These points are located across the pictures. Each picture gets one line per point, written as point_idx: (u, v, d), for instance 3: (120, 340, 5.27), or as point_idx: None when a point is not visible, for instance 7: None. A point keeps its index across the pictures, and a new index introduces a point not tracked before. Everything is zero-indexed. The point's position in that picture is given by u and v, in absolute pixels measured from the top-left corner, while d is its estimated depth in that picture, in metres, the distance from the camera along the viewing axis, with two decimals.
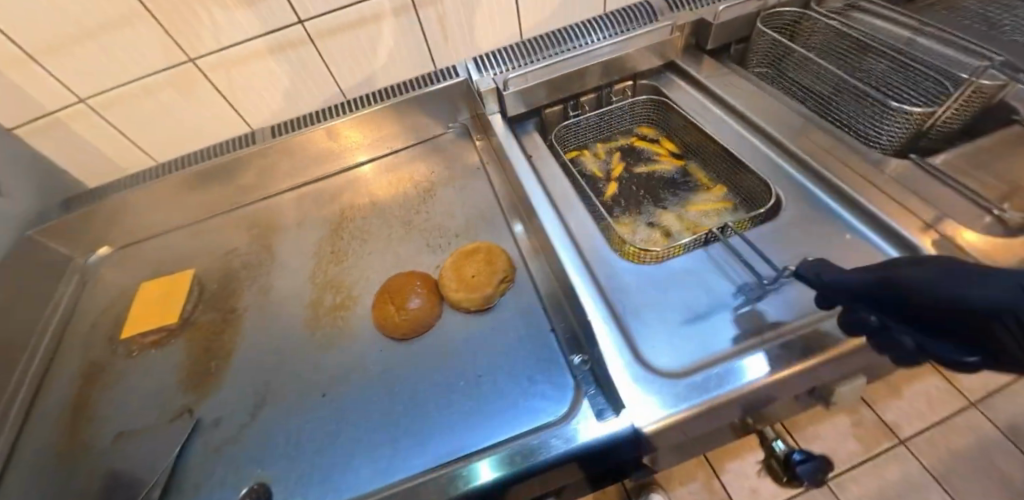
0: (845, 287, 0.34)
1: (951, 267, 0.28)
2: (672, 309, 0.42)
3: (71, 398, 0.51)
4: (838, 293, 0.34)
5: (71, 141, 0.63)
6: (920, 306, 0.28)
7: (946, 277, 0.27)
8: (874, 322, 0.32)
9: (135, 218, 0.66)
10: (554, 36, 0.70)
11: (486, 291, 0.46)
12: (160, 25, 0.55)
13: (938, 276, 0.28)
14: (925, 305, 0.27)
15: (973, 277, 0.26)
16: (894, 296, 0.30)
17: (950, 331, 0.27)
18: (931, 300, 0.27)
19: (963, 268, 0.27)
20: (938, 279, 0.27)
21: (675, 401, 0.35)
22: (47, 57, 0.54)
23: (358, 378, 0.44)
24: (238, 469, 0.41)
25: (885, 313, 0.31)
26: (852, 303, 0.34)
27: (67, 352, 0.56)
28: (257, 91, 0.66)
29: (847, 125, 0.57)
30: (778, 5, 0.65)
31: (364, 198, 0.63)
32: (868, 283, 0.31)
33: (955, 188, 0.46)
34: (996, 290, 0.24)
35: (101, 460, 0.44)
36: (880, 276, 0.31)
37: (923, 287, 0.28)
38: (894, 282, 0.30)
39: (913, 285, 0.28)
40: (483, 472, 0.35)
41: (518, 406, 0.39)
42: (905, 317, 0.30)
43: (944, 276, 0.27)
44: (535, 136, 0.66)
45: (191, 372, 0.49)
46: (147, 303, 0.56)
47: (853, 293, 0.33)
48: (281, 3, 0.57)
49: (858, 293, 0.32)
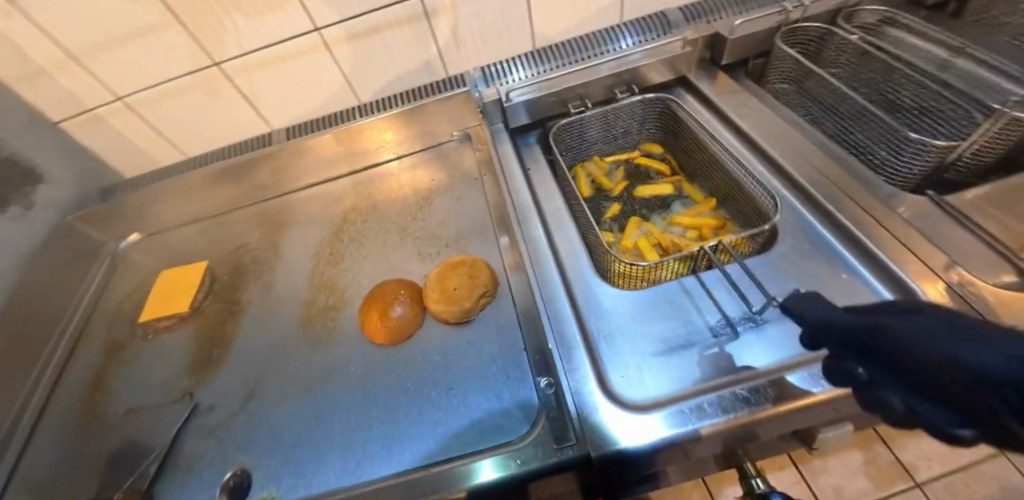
0: (831, 331, 0.30)
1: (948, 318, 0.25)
2: (650, 339, 0.42)
3: (93, 372, 0.56)
4: (823, 336, 0.30)
5: (109, 135, 0.69)
6: (910, 363, 0.24)
7: (938, 331, 0.24)
8: (861, 375, 0.28)
9: (162, 209, 0.71)
10: (565, 45, 0.69)
11: (466, 305, 0.48)
12: (188, 31, 0.59)
13: (931, 329, 0.24)
14: (915, 363, 0.24)
15: (966, 335, 0.22)
16: (881, 349, 0.26)
17: (942, 395, 0.23)
18: (923, 356, 0.24)
19: (959, 322, 0.24)
20: (931, 333, 0.24)
21: (684, 421, 0.35)
22: (88, 59, 0.59)
23: (340, 379, 0.47)
24: (225, 453, 0.44)
25: (872, 365, 0.27)
26: (837, 349, 0.30)
27: (95, 329, 0.61)
28: (277, 94, 0.70)
29: (865, 154, 0.53)
30: (801, 20, 0.62)
31: (367, 202, 0.66)
32: (856, 330, 0.28)
33: (973, 232, 0.43)
34: (991, 356, 0.20)
35: (111, 433, 0.49)
36: (868, 323, 0.27)
37: (915, 339, 0.24)
38: (884, 334, 0.26)
39: (905, 339, 0.25)
40: (484, 471, 0.36)
41: (482, 421, 0.41)
42: (891, 372, 0.26)
43: (936, 331, 0.24)
44: (536, 149, 0.67)
45: (195, 357, 0.53)
46: (164, 289, 0.61)
47: (839, 339, 0.29)
48: (298, 11, 0.60)
49: (846, 341, 0.29)
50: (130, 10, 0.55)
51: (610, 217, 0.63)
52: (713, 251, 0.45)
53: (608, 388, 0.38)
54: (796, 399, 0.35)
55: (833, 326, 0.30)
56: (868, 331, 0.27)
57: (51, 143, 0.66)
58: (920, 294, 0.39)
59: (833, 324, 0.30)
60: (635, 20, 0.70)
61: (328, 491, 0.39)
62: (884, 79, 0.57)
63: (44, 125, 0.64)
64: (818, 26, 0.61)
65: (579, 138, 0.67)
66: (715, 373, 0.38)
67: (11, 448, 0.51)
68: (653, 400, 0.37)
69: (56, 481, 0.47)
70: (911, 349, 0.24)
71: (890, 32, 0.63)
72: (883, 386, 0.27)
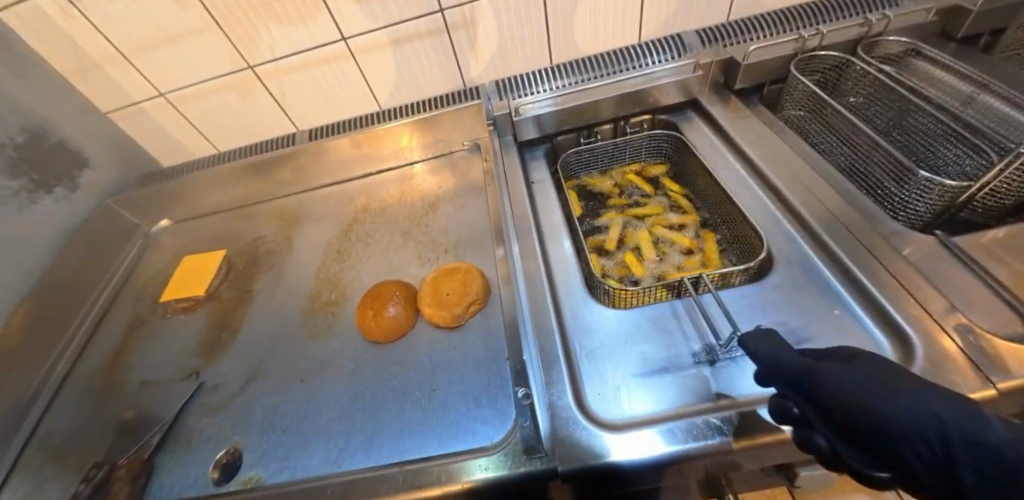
0: (782, 370, 0.32)
1: (869, 367, 0.30)
2: (630, 360, 0.42)
3: (115, 345, 0.61)
4: (773, 376, 0.32)
5: (151, 126, 0.75)
6: (849, 412, 0.28)
7: (865, 383, 0.29)
8: (797, 415, 0.31)
9: (191, 197, 0.76)
10: (579, 62, 0.71)
11: (456, 310, 0.49)
12: (227, 36, 0.64)
13: (861, 380, 0.29)
14: (853, 413, 0.28)
15: (891, 389, 0.28)
16: (820, 392, 0.29)
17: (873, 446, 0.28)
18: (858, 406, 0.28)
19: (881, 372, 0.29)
20: (863, 384, 0.28)
21: (670, 441, 0.36)
22: (139, 58, 0.65)
23: (333, 372, 0.49)
24: (221, 431, 0.47)
25: (815, 410, 0.30)
26: (781, 388, 0.32)
27: (120, 305, 0.66)
28: (303, 97, 0.74)
29: (874, 189, 0.52)
30: (819, 49, 0.61)
31: (377, 204, 0.69)
32: (803, 374, 0.31)
33: (979, 277, 0.41)
34: (916, 413, 0.26)
35: (125, 403, 0.53)
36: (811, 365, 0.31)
37: (852, 388, 0.29)
38: (822, 380, 0.30)
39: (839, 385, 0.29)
40: (473, 472, 0.38)
41: (459, 425, 0.42)
42: (831, 421, 0.29)
43: (862, 382, 0.29)
44: (542, 163, 0.68)
45: (205, 339, 0.57)
46: (185, 273, 0.65)
47: (787, 379, 0.32)
48: (328, 22, 0.64)
49: (793, 383, 0.31)
50: (176, 15, 0.61)
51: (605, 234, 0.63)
52: (700, 276, 0.45)
53: (583, 404, 0.39)
54: (769, 433, 0.35)
55: (786, 365, 0.32)
56: (811, 377, 0.30)
57: (99, 131, 0.72)
58: (910, 334, 0.39)
59: (786, 364, 0.32)
60: (650, 41, 0.71)
61: (310, 477, 0.41)
62: (902, 113, 0.56)
63: (93, 114, 0.71)
64: (835, 55, 0.60)
65: (586, 153, 0.68)
66: (691, 400, 0.38)
67: (36, 408, 0.55)
68: (627, 420, 0.38)
69: (72, 442, 0.51)
70: (852, 401, 0.28)
71: (914, 64, 0.60)
72: (815, 428, 0.30)
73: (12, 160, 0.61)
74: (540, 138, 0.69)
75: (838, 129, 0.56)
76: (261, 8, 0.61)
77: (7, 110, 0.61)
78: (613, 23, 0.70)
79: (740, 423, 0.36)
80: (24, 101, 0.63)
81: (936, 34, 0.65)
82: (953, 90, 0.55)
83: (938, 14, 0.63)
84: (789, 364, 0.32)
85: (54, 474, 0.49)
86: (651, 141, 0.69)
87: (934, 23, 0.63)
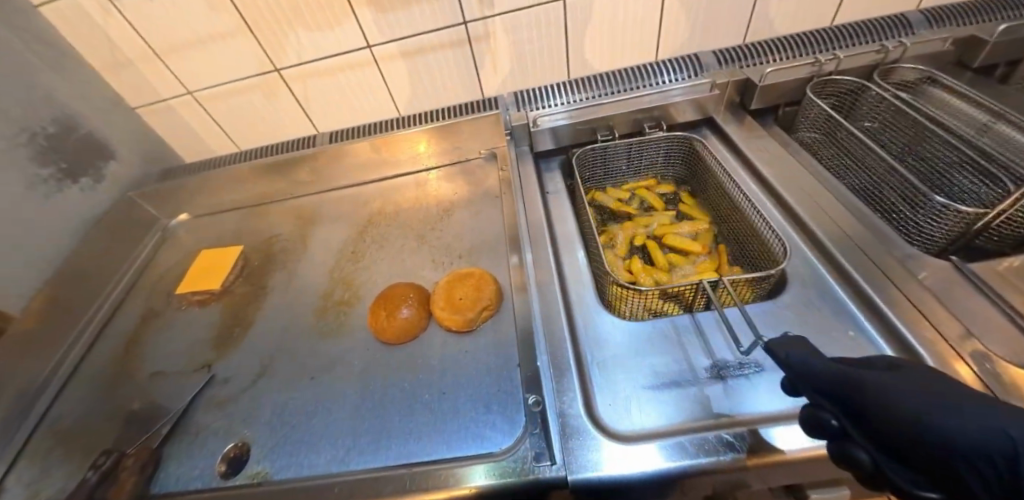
0: (813, 380, 0.32)
1: (911, 378, 0.30)
2: (642, 372, 0.42)
3: (128, 334, 0.62)
4: (803, 383, 0.33)
5: (177, 123, 0.77)
6: (896, 426, 0.28)
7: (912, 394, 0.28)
8: (835, 427, 0.30)
9: (210, 193, 0.77)
10: (597, 77, 0.72)
11: (468, 315, 0.50)
12: (256, 39, 0.66)
13: (916, 394, 0.28)
14: (902, 426, 0.27)
15: (938, 400, 0.27)
16: (863, 403, 0.29)
17: (922, 462, 0.27)
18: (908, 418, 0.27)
19: (923, 382, 0.29)
20: (910, 395, 0.28)
21: (679, 455, 0.35)
22: (171, 58, 0.67)
23: (343, 370, 0.49)
24: (229, 425, 0.47)
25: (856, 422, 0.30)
26: (814, 399, 0.32)
27: (136, 295, 0.67)
28: (325, 101, 0.76)
29: (888, 212, 0.52)
30: (835, 73, 0.62)
31: (392, 207, 0.70)
32: (839, 385, 0.30)
33: (996, 304, 0.41)
34: (977, 431, 0.25)
35: (136, 391, 0.53)
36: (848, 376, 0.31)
37: (899, 400, 0.28)
38: (866, 392, 0.29)
39: (884, 397, 0.29)
40: (479, 477, 0.38)
41: (468, 429, 0.42)
42: (874, 434, 0.29)
43: (909, 393, 0.28)
44: (557, 174, 0.69)
45: (218, 333, 0.58)
46: (201, 267, 0.67)
47: (821, 388, 0.31)
48: (354, 29, 0.66)
49: (827, 392, 0.31)
50: (208, 17, 0.63)
51: (620, 244, 0.64)
52: (714, 291, 0.45)
53: (594, 413, 0.39)
54: (780, 451, 0.34)
55: (817, 375, 0.32)
56: (850, 387, 0.30)
57: (127, 125, 0.74)
58: (926, 360, 0.39)
59: (817, 373, 0.31)
60: (668, 59, 0.73)
61: (317, 475, 0.41)
62: (917, 138, 0.56)
63: (122, 108, 0.73)
64: (850, 80, 0.61)
65: (601, 165, 0.69)
66: (702, 414, 0.38)
67: (48, 393, 0.56)
68: (639, 431, 0.38)
69: (82, 429, 0.52)
70: (901, 413, 0.28)
71: (930, 91, 0.61)
72: (855, 441, 0.29)
73: (43, 149, 0.63)
74: (557, 149, 0.70)
75: (854, 152, 0.56)
76: (292, 14, 0.63)
77: (41, 101, 0.63)
78: (632, 41, 0.72)
79: (751, 441, 0.35)
80: (59, 94, 0.65)
81: (952, 63, 0.66)
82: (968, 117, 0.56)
83: (954, 43, 0.63)
84: (822, 376, 0.31)
85: (61, 459, 0.49)
86: (667, 157, 0.70)
87: (950, 52, 0.64)
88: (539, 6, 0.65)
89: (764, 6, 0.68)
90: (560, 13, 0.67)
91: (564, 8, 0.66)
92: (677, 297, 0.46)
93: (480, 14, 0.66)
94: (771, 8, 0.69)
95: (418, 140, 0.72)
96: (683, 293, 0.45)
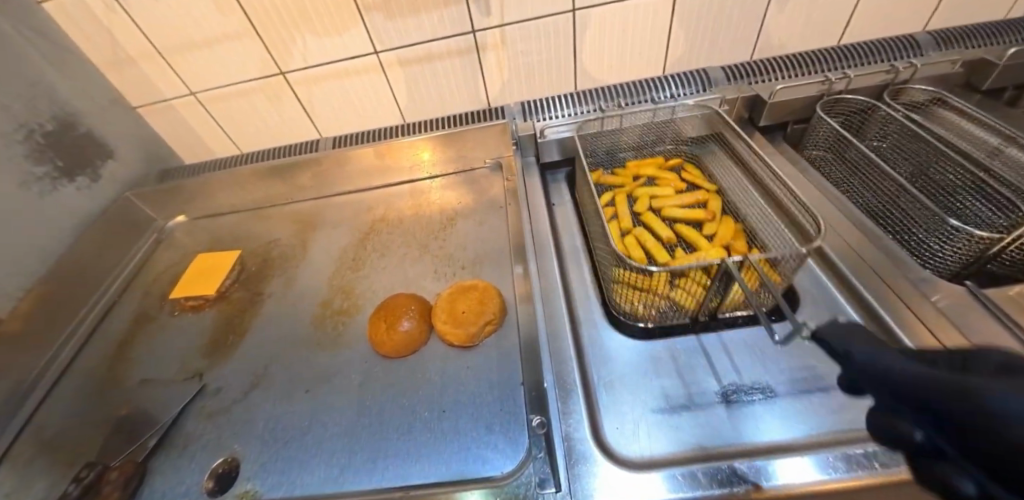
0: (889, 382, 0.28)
1: None
2: (650, 394, 0.41)
3: (120, 338, 0.60)
4: (879, 384, 0.29)
5: (179, 124, 0.76)
6: (1002, 446, 0.22)
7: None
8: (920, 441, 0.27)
9: (210, 196, 0.76)
10: (605, 90, 0.72)
11: (471, 329, 0.48)
12: (263, 42, 0.65)
13: None
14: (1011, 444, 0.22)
15: None
16: (956, 411, 0.24)
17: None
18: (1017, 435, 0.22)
19: None
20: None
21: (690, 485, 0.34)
22: (174, 57, 0.66)
23: (338, 384, 0.48)
24: (219, 439, 0.45)
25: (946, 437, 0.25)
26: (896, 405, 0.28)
27: (128, 299, 0.65)
28: (329, 105, 0.75)
29: (899, 234, 0.51)
30: (845, 92, 0.62)
31: (395, 215, 0.69)
32: (932, 390, 0.26)
33: (1012, 332, 0.40)
34: None
35: (125, 399, 0.51)
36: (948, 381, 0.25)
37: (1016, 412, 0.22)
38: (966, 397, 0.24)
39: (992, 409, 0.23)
40: None
41: (469, 451, 0.40)
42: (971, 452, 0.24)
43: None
44: (564, 185, 0.68)
45: (211, 340, 0.56)
46: (196, 271, 0.65)
47: (897, 393, 0.27)
48: (362, 34, 0.65)
49: (907, 393, 0.27)
50: (215, 17, 0.62)
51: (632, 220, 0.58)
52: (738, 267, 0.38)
53: (601, 439, 0.38)
54: (794, 483, 0.33)
55: (891, 377, 0.28)
56: (949, 395, 0.25)
57: (127, 124, 0.73)
58: None
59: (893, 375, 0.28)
60: (676, 73, 0.72)
61: (310, 495, 0.40)
62: (927, 160, 0.56)
63: (124, 107, 0.72)
64: (860, 100, 0.61)
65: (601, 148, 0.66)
66: (716, 441, 0.37)
67: (33, 399, 0.54)
68: (653, 458, 0.37)
69: (65, 439, 0.49)
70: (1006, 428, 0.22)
71: (938, 112, 0.61)
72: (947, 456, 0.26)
73: (40, 146, 0.62)
74: (564, 161, 0.69)
75: (864, 171, 0.56)
76: (300, 18, 0.63)
77: (40, 97, 0.62)
78: (640, 54, 0.71)
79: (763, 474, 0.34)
80: (60, 91, 0.64)
81: (961, 85, 0.65)
82: (977, 141, 0.56)
83: (964, 66, 0.63)
84: (897, 381, 0.27)
85: (43, 469, 0.47)
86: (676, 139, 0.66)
87: (959, 74, 0.63)
88: (548, 17, 0.65)
89: (773, 24, 0.68)
90: (570, 24, 0.66)
91: (574, 20, 0.66)
92: (689, 285, 0.40)
93: (489, 23, 0.65)
94: (780, 25, 0.69)
95: (423, 148, 0.71)
96: (694, 280, 0.40)
